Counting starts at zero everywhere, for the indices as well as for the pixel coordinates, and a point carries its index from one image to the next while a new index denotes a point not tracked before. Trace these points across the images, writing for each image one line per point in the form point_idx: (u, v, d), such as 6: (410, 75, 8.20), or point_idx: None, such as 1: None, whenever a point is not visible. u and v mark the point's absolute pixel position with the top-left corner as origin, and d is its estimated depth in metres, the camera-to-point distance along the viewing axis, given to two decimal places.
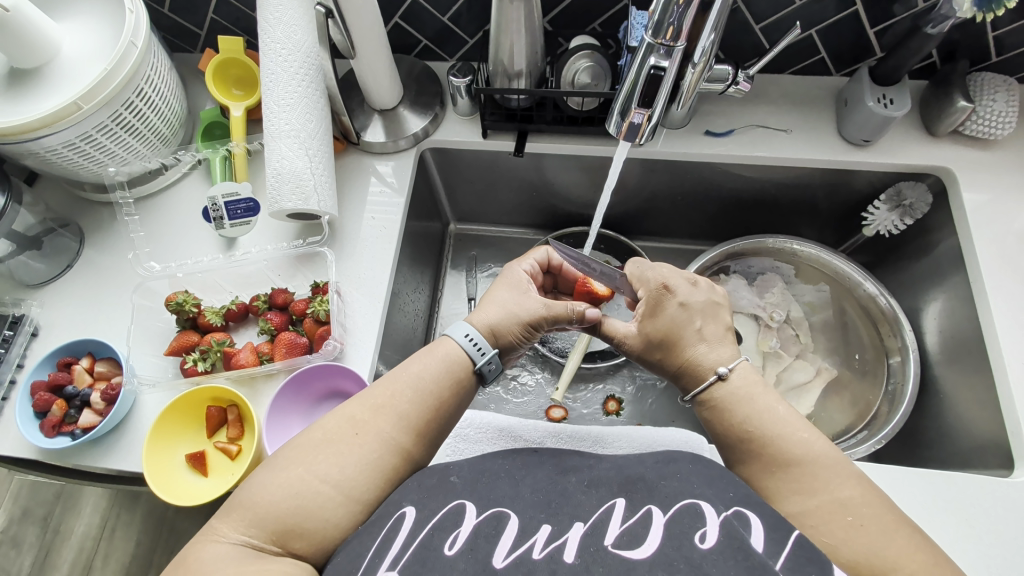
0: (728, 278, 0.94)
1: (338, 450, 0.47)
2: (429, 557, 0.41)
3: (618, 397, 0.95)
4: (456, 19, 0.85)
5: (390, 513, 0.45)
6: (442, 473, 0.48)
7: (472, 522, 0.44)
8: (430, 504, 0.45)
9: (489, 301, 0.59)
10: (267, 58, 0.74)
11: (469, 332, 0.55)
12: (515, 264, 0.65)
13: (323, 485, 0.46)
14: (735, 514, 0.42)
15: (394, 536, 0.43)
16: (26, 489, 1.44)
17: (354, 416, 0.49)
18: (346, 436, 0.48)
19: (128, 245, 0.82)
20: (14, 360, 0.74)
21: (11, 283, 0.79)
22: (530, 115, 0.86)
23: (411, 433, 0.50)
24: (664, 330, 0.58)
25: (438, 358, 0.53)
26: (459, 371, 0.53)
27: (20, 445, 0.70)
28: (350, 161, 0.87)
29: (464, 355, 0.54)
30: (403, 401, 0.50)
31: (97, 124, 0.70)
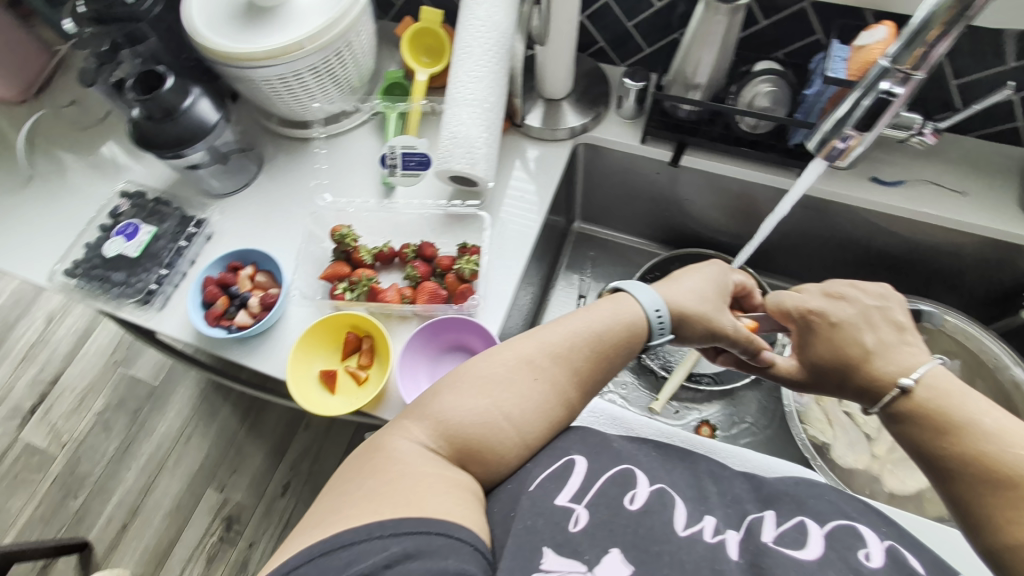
0: None
1: (517, 384, 0.58)
2: (612, 504, 0.52)
3: (710, 422, 0.99)
4: (640, 26, 0.89)
5: (559, 457, 0.57)
6: (607, 440, 0.59)
7: (645, 488, 0.54)
8: (601, 465, 0.56)
9: (684, 287, 0.66)
10: (465, 33, 0.80)
11: (658, 307, 0.63)
12: (711, 266, 0.70)
13: (503, 419, 0.56)
14: (892, 544, 0.48)
15: (575, 481, 0.55)
16: (125, 382, 1.58)
17: (530, 363, 0.59)
18: (520, 373, 0.58)
19: (308, 174, 0.88)
20: (190, 256, 0.82)
21: (196, 189, 0.88)
22: (695, 128, 0.88)
23: (574, 385, 0.60)
24: (828, 357, 0.61)
25: (607, 323, 0.62)
26: (628, 339, 0.63)
27: (182, 328, 0.78)
28: (509, 141, 0.92)
29: (643, 325, 0.63)
30: (575, 356, 0.61)
31: (310, 65, 0.78)
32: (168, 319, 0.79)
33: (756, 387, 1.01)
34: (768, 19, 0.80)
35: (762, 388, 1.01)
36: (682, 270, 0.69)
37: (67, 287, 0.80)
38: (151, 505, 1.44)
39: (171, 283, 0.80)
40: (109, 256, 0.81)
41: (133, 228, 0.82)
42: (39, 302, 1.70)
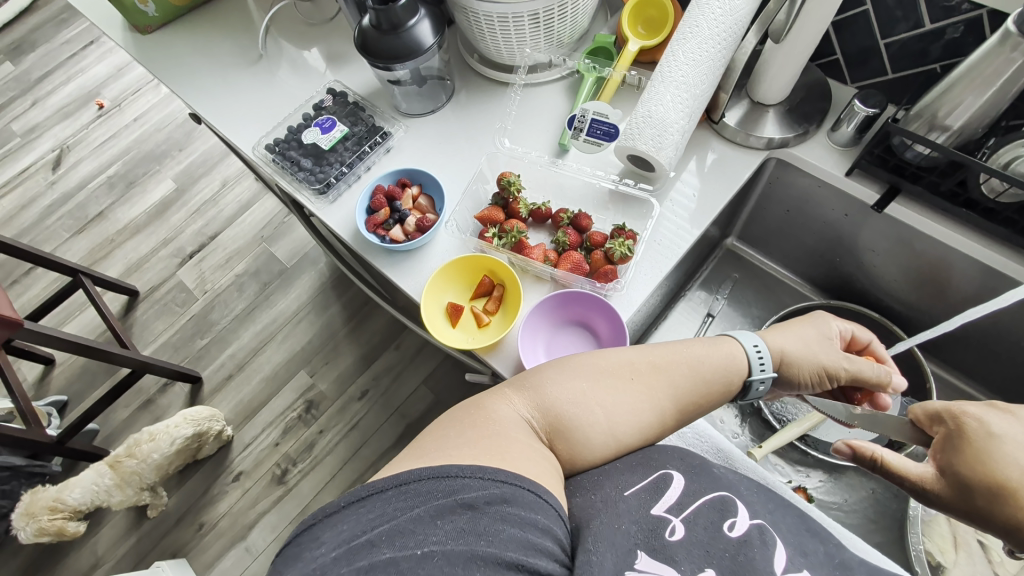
0: None
1: (617, 384, 0.56)
2: (712, 528, 0.49)
3: (807, 490, 0.89)
4: (893, 46, 0.78)
5: (655, 468, 0.55)
6: (707, 467, 0.57)
7: (746, 521, 0.50)
8: (699, 485, 0.54)
9: (789, 331, 0.63)
10: (696, 12, 0.75)
11: (758, 344, 0.61)
12: (825, 314, 0.67)
13: (599, 412, 0.54)
14: None
15: (670, 493, 0.53)
16: (265, 256, 1.78)
17: (636, 365, 0.57)
18: (623, 373, 0.57)
19: (497, 115, 0.89)
20: (368, 163, 0.88)
21: (390, 102, 0.94)
22: (919, 175, 0.76)
23: (676, 403, 0.57)
24: (956, 468, 0.47)
25: (724, 353, 0.60)
26: (737, 373, 0.60)
27: (344, 224, 0.84)
28: (697, 134, 0.87)
29: (745, 362, 0.61)
30: (680, 372, 0.58)
31: (532, 10, 0.78)
32: (335, 213, 0.85)
33: (879, 476, 0.88)
34: None
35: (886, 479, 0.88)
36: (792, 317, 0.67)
37: (265, 159, 0.90)
38: (255, 366, 1.61)
39: (346, 182, 0.87)
40: (305, 142, 0.89)
41: (331, 124, 0.90)
42: (220, 168, 1.95)
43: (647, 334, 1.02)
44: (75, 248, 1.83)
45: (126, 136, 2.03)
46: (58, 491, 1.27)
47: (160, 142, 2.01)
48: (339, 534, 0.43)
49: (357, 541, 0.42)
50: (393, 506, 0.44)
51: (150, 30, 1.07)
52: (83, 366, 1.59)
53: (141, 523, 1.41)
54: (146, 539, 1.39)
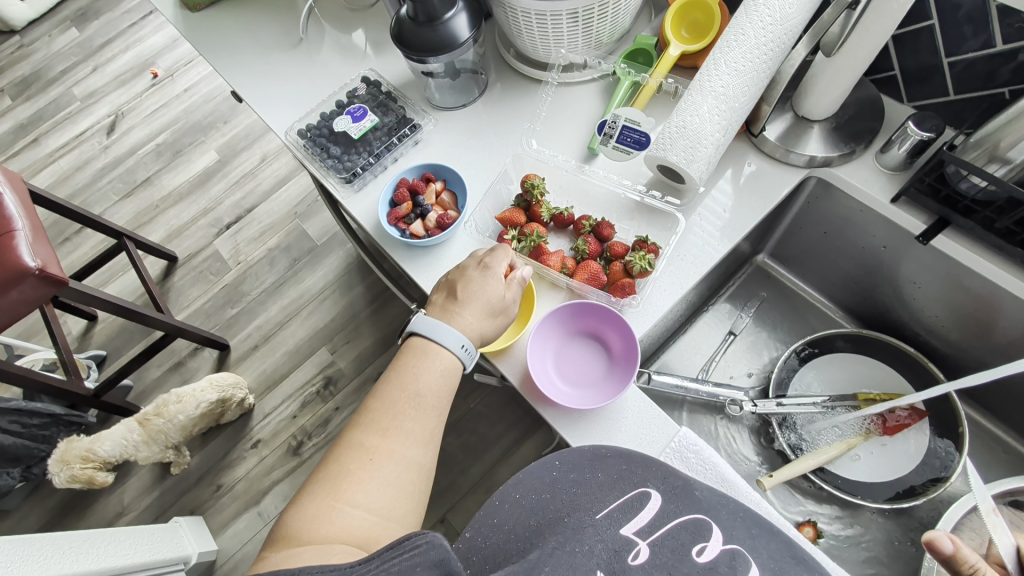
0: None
1: (354, 472, 0.53)
2: (680, 554, 0.50)
3: (817, 525, 0.86)
4: (958, 66, 0.72)
5: (632, 487, 0.56)
6: (687, 485, 0.56)
7: (718, 545, 0.50)
8: (675, 503, 0.54)
9: (472, 296, 0.66)
10: (744, 19, 0.71)
11: (462, 341, 0.63)
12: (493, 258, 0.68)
13: (354, 509, 0.51)
14: None
15: (644, 512, 0.53)
16: (296, 232, 1.82)
17: (366, 444, 0.55)
18: (360, 463, 0.54)
19: (524, 114, 0.88)
20: (395, 154, 0.88)
21: (422, 95, 0.93)
22: (972, 209, 0.70)
23: (423, 445, 0.57)
24: None
25: (430, 364, 0.61)
26: (454, 373, 0.62)
27: (366, 215, 0.85)
28: (734, 147, 0.83)
29: (458, 363, 0.62)
30: (408, 420, 0.57)
31: (571, 9, 0.75)
32: (359, 203, 0.86)
33: (895, 519, 0.85)
34: None
35: (902, 521, 0.85)
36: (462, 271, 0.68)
37: (296, 144, 0.91)
38: (279, 339, 1.66)
39: (372, 172, 0.87)
40: (336, 130, 0.90)
41: (362, 113, 0.90)
42: (261, 142, 1.99)
43: (664, 346, 0.99)
44: (122, 211, 1.92)
45: (176, 106, 2.10)
46: (90, 442, 1.35)
47: (207, 114, 2.07)
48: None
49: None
50: None
51: (199, 8, 1.09)
52: (122, 325, 1.68)
53: (164, 479, 1.49)
54: (168, 494, 1.47)
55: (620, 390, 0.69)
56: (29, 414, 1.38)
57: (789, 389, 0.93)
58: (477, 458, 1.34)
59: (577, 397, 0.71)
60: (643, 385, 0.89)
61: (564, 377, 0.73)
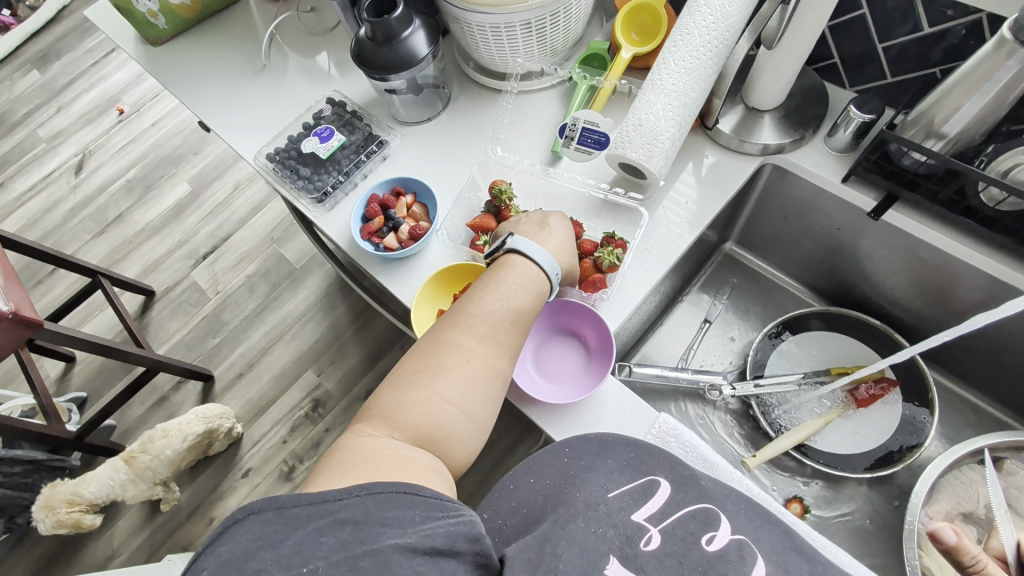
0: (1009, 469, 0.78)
1: (449, 368, 0.56)
2: (690, 539, 0.50)
3: (804, 501, 0.88)
4: (890, 51, 0.77)
5: (645, 474, 0.56)
6: (695, 475, 0.57)
7: (725, 535, 0.50)
8: (683, 493, 0.54)
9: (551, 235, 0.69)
10: (689, 18, 0.75)
11: (556, 272, 0.66)
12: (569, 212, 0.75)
13: (446, 404, 0.55)
14: None
15: (655, 498, 0.54)
16: (274, 257, 1.82)
17: (463, 344, 0.58)
18: (455, 360, 0.57)
19: (483, 124, 0.91)
20: (365, 170, 0.90)
21: (387, 112, 0.95)
22: (917, 182, 0.74)
23: (507, 356, 0.60)
24: None
25: (519, 278, 0.63)
26: (542, 290, 0.64)
27: (341, 233, 0.87)
28: (691, 142, 0.86)
29: (549, 285, 0.66)
30: (498, 327, 0.60)
31: (524, 20, 0.78)
32: (333, 221, 0.88)
33: (878, 487, 0.87)
34: None
35: (885, 489, 0.87)
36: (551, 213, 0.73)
37: (266, 168, 0.92)
38: (264, 365, 1.65)
39: (343, 189, 0.89)
40: (304, 151, 0.91)
41: (329, 133, 0.92)
42: (232, 171, 1.99)
43: (643, 339, 1.02)
44: (95, 250, 1.90)
45: (143, 140, 2.09)
46: (75, 485, 1.32)
47: (176, 146, 2.07)
48: (219, 556, 0.39)
49: (245, 558, 0.39)
50: (271, 528, 0.40)
51: (161, 42, 1.10)
52: (101, 364, 1.65)
53: (154, 517, 1.46)
54: (160, 532, 1.44)
55: (598, 383, 0.71)
56: (10, 462, 1.35)
57: (767, 369, 0.95)
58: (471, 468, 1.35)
59: (554, 391, 0.73)
60: (625, 377, 0.91)
61: (544, 374, 0.75)
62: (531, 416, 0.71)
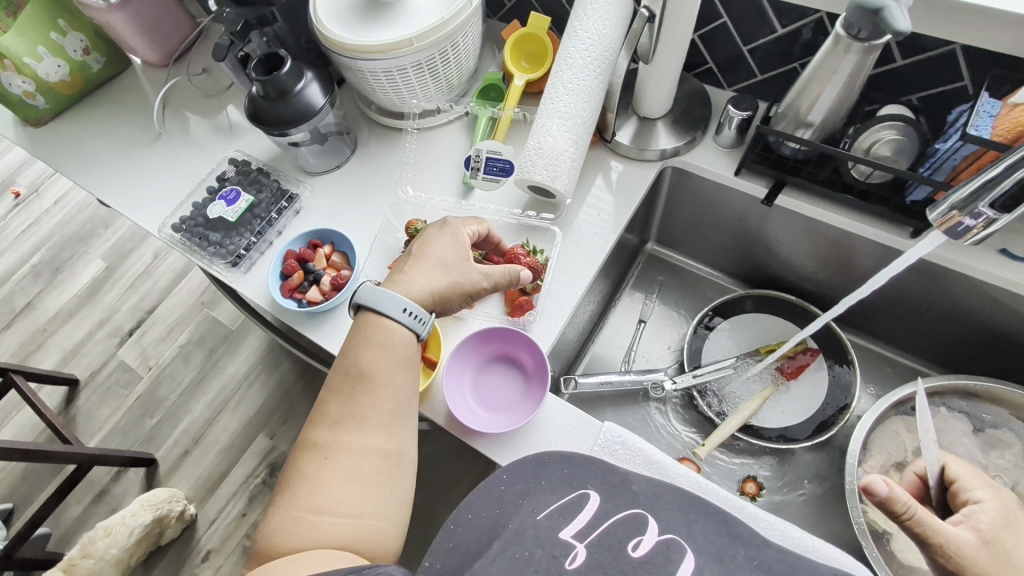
0: (942, 416, 0.83)
1: (331, 468, 0.58)
2: (615, 546, 0.51)
3: (758, 480, 0.92)
4: (755, 51, 0.83)
5: (577, 490, 0.57)
6: (626, 480, 0.58)
7: (653, 536, 0.52)
8: (614, 501, 0.55)
9: (418, 269, 0.68)
10: (569, 43, 0.78)
11: (406, 307, 0.64)
12: (459, 224, 0.73)
13: (337, 507, 0.56)
14: None
15: (583, 512, 0.54)
16: (208, 322, 1.74)
17: (331, 442, 0.59)
18: (328, 462, 0.58)
19: (391, 165, 0.92)
20: (279, 227, 0.88)
21: (294, 165, 0.94)
22: (798, 168, 0.81)
23: (386, 432, 0.61)
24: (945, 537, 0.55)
25: (377, 347, 0.63)
26: (405, 348, 0.64)
27: (261, 294, 0.84)
28: (595, 156, 0.90)
29: (410, 329, 0.65)
30: (366, 410, 0.61)
31: (415, 61, 0.80)
32: (251, 283, 0.85)
33: (820, 453, 0.92)
34: (907, 59, 0.71)
35: (826, 453, 0.92)
36: (427, 233, 0.71)
37: (172, 240, 0.89)
38: (211, 438, 1.56)
39: (258, 249, 0.87)
40: (211, 217, 0.88)
41: (235, 195, 0.89)
42: (150, 239, 1.89)
43: (586, 348, 1.04)
44: (4, 345, 1.75)
45: (46, 221, 1.96)
46: None
47: (83, 222, 1.95)
48: None
49: None
50: None
51: (43, 122, 1.04)
52: (26, 469, 1.51)
53: None
54: None
55: (536, 407, 0.72)
56: None
57: (703, 358, 0.99)
58: (444, 504, 1.32)
59: (487, 420, 0.73)
60: (572, 391, 0.94)
61: (480, 403, 0.76)
62: (479, 448, 0.71)
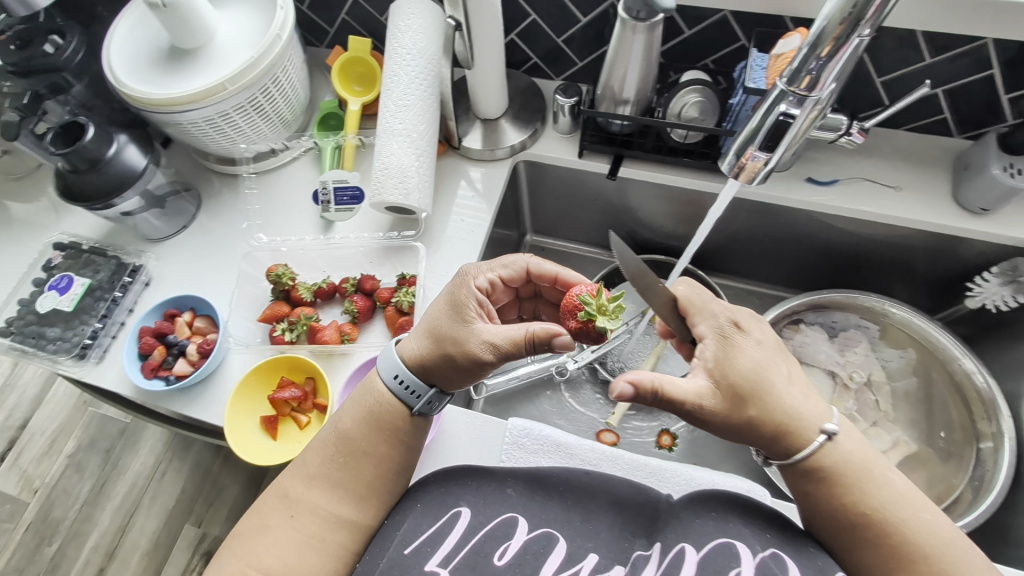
0: (805, 330, 0.92)
1: (276, 527, 0.53)
2: (480, 563, 0.48)
3: (672, 431, 0.97)
4: (569, 41, 0.89)
5: (447, 508, 0.53)
6: (500, 485, 0.55)
7: (521, 538, 0.50)
8: (482, 512, 0.52)
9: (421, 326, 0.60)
10: (391, 62, 0.79)
11: (396, 373, 0.57)
12: (476, 270, 0.62)
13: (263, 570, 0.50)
14: (771, 555, 0.46)
15: (450, 530, 0.51)
16: (96, 421, 1.55)
17: (288, 492, 0.55)
18: (281, 516, 0.53)
19: (240, 215, 0.87)
20: (128, 304, 0.81)
21: (134, 235, 0.87)
22: (629, 140, 0.87)
23: (353, 500, 0.55)
24: (745, 379, 0.50)
25: (366, 407, 0.57)
26: (399, 421, 0.57)
27: (120, 382, 0.77)
28: (448, 164, 0.91)
29: (403, 400, 0.57)
30: (337, 467, 0.55)
31: (236, 104, 0.76)
32: (107, 372, 0.77)
33: None
34: (692, 29, 0.79)
35: None
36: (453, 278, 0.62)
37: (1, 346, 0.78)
38: (127, 546, 1.41)
39: (106, 334, 0.79)
40: (43, 312, 0.79)
41: (67, 281, 0.81)
42: None
43: None
44: None
45: None
46: None
47: None
48: None
49: None
50: None
51: None
52: None
53: None
54: None
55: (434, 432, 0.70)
56: None
57: None
58: None
59: None
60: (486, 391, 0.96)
61: None
62: None
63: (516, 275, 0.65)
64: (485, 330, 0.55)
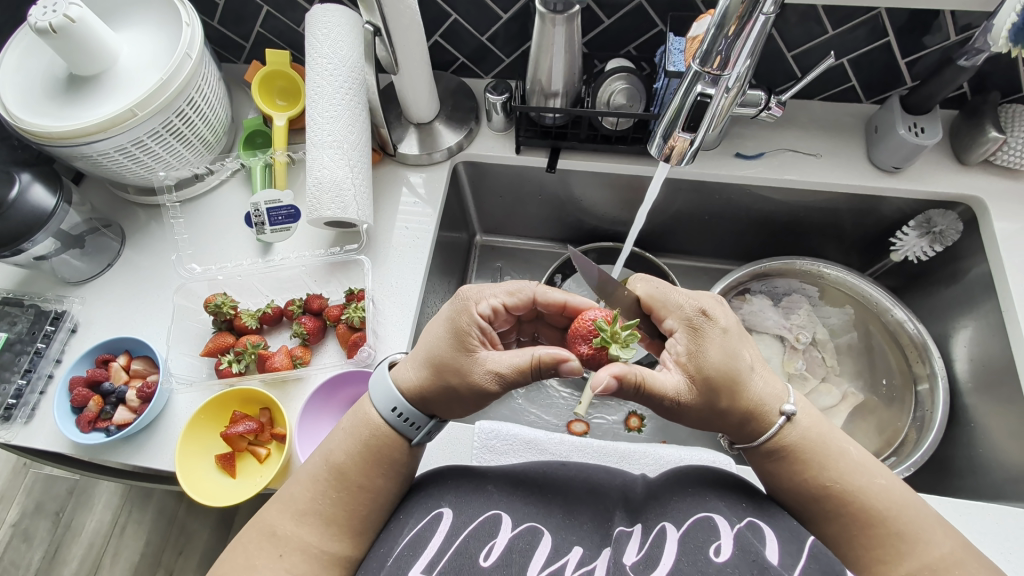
0: (752, 299, 0.96)
1: (264, 562, 0.50)
2: (466, 563, 0.46)
3: (640, 413, 0.99)
4: (494, 38, 0.88)
5: (430, 512, 0.52)
6: (481, 481, 0.54)
7: (507, 535, 0.49)
8: (466, 513, 0.51)
9: (417, 353, 0.56)
10: (313, 73, 0.77)
11: (396, 406, 0.55)
12: (477, 291, 0.58)
13: None
14: (746, 524, 0.47)
15: (433, 535, 0.50)
16: (40, 483, 1.44)
17: (274, 529, 0.52)
18: (268, 554, 0.51)
19: (171, 247, 0.83)
20: (53, 355, 0.75)
21: (53, 280, 0.81)
22: (564, 132, 0.88)
23: (338, 536, 0.53)
24: (721, 369, 0.51)
25: (357, 436, 0.56)
26: (389, 449, 0.55)
27: (55, 439, 0.71)
28: (386, 172, 0.89)
29: (399, 431, 0.55)
30: (326, 498, 0.53)
31: (149, 130, 0.72)
32: (38, 432, 0.71)
33: None
34: (611, 18, 0.81)
35: None
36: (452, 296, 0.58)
37: None
38: None
39: (32, 390, 0.73)
40: None
41: None
42: None
43: None
44: None
45: None
46: None
47: None
48: None
49: None
50: None
51: None
52: None
53: None
54: None
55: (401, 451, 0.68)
56: None
57: None
58: None
59: None
60: None
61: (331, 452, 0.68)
62: None
63: (521, 303, 0.61)
64: (490, 357, 0.53)
